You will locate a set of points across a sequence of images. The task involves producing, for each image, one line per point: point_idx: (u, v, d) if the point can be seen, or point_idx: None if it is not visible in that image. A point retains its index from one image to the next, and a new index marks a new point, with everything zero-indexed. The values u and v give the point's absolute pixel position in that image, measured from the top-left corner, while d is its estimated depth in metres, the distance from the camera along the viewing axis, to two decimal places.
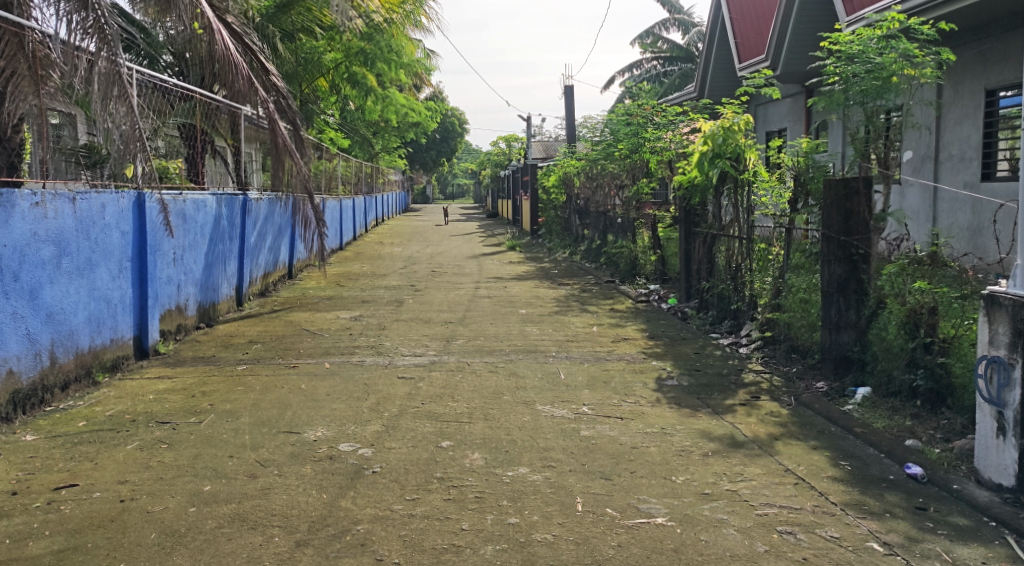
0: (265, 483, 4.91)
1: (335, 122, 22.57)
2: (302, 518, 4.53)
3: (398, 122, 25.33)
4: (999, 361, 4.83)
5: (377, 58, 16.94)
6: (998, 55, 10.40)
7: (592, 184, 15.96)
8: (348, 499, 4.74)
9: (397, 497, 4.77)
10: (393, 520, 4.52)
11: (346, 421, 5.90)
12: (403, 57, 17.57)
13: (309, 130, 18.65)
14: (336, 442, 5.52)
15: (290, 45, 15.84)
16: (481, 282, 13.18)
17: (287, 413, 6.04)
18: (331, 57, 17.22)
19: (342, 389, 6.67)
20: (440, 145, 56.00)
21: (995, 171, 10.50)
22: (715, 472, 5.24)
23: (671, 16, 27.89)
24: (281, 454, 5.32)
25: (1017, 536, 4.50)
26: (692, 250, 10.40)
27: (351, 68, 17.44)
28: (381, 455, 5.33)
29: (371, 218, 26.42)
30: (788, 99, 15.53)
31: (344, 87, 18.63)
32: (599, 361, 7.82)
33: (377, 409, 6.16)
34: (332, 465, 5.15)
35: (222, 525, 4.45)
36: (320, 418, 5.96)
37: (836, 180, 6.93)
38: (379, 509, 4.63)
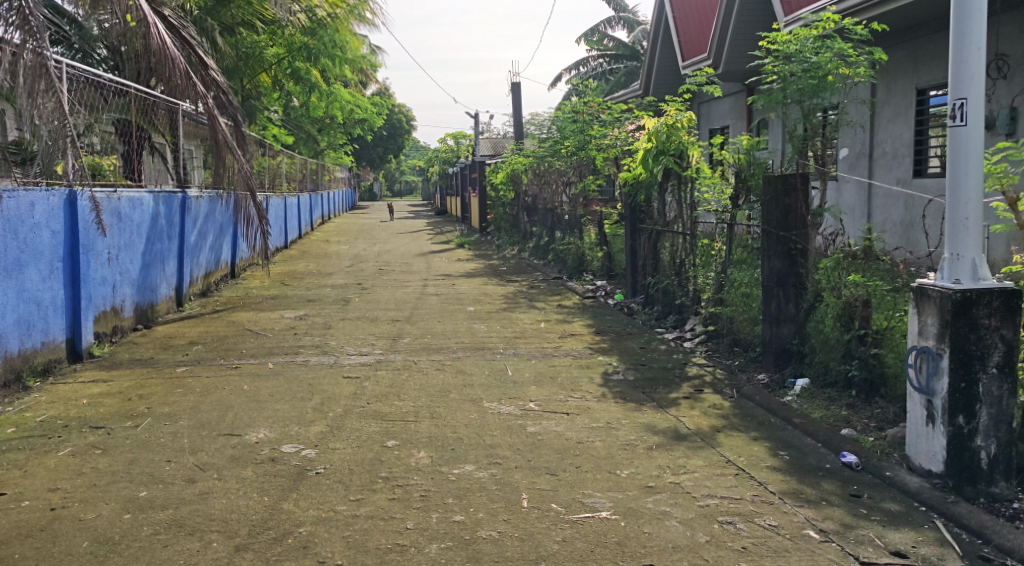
0: (204, 487, 4.87)
1: (277, 118, 22.36)
2: (243, 522, 4.50)
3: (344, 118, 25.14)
4: (929, 352, 4.94)
5: (321, 53, 16.94)
6: (928, 56, 10.68)
7: (539, 180, 16.03)
8: (290, 501, 4.72)
9: (341, 498, 4.76)
10: (337, 522, 4.52)
11: (290, 421, 5.88)
12: (348, 53, 17.41)
13: (251, 125, 18.43)
14: (279, 444, 5.49)
15: (230, 39, 15.57)
16: (429, 279, 13.17)
17: (228, 415, 5.99)
18: (274, 52, 17.16)
19: (286, 389, 6.63)
20: (388, 142, 55.64)
21: (927, 168, 10.80)
22: (658, 464, 5.33)
23: (616, 14, 28.04)
24: (221, 457, 5.27)
25: (946, 520, 4.65)
26: (638, 246, 10.53)
27: (294, 63, 17.61)
28: (325, 455, 5.32)
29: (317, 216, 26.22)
30: (730, 97, 15.80)
31: (287, 83, 18.92)
32: (546, 357, 7.88)
33: (321, 410, 6.13)
34: (275, 467, 5.13)
35: (158, 531, 4.40)
36: (263, 419, 5.92)
37: (775, 176, 7.04)
38: (323, 510, 4.62)
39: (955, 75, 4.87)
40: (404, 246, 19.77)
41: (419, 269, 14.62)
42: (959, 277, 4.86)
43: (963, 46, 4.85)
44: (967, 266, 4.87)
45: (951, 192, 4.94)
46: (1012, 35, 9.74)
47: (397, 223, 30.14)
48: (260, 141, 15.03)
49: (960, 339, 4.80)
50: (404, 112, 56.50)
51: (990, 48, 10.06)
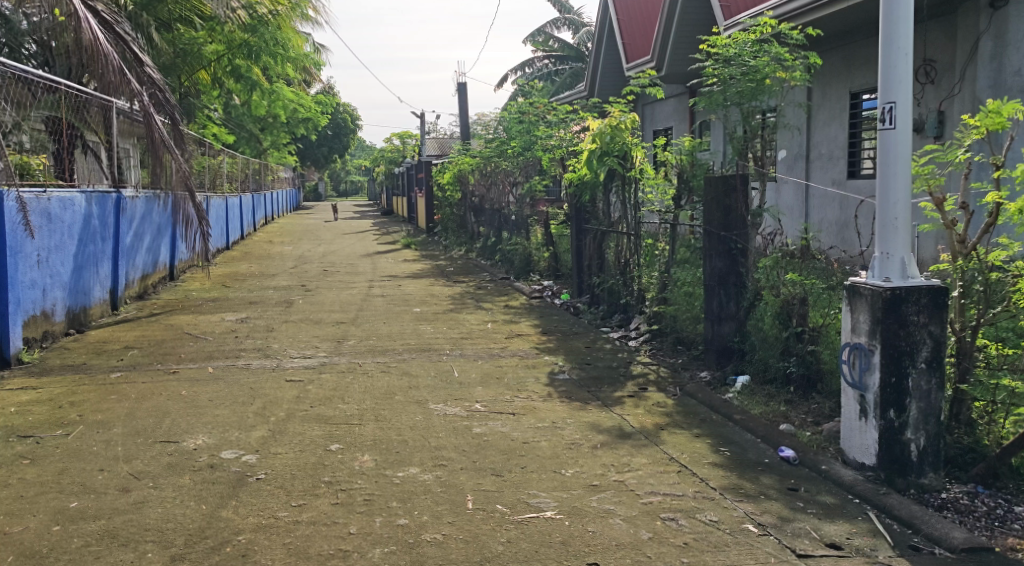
0: (139, 496, 4.80)
1: (218, 116, 22.07)
2: (179, 531, 4.45)
3: (287, 116, 24.85)
4: (861, 348, 5.07)
5: (262, 51, 16.39)
6: (860, 60, 10.94)
7: (485, 181, 16.05)
8: (229, 508, 4.68)
9: (283, 504, 4.73)
10: (278, 528, 4.49)
11: (230, 427, 5.82)
12: (290, 51, 17.22)
13: (189, 124, 18.11)
14: (218, 450, 5.43)
15: (167, 35, 15.32)
16: (375, 280, 13.12)
17: (164, 422, 5.91)
18: (213, 49, 16.83)
19: (226, 394, 6.56)
20: (333, 141, 55.15)
21: (861, 169, 11.08)
22: (603, 463, 5.40)
23: (561, 15, 28.21)
24: (157, 465, 5.20)
25: (879, 511, 4.76)
26: (583, 246, 10.62)
27: (234, 61, 17.23)
28: (266, 461, 5.28)
29: (260, 217, 25.90)
30: (672, 99, 16.03)
31: (227, 81, 18.59)
32: (492, 358, 7.91)
33: (262, 414, 6.09)
34: (214, 474, 5.07)
35: (90, 543, 4.34)
36: (202, 425, 5.85)
37: (715, 177, 7.15)
38: (263, 517, 4.60)
39: (885, 79, 5.01)
40: (349, 247, 19.62)
41: (364, 270, 14.54)
42: (889, 275, 4.99)
43: (892, 51, 5.01)
44: (897, 265, 5.00)
45: (881, 193, 5.08)
46: (939, 42, 10.06)
47: (342, 224, 29.94)
48: (199, 141, 14.79)
49: (890, 335, 4.92)
50: (349, 112, 56.06)
51: (919, 54, 10.38)
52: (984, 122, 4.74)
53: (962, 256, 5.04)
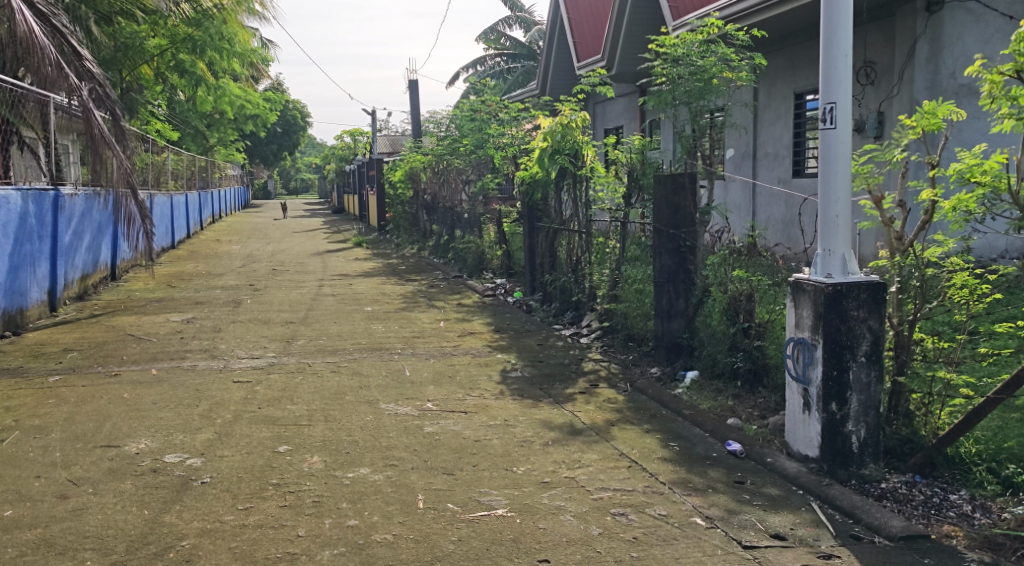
0: (78, 503, 4.73)
1: (162, 111, 21.73)
2: (120, 538, 4.39)
3: (235, 112, 24.52)
4: (804, 342, 5.18)
5: (206, 45, 16.50)
6: (804, 61, 11.14)
7: (437, 178, 16.02)
8: (173, 513, 4.62)
9: (228, 508, 4.70)
10: (224, 532, 4.45)
11: (174, 430, 5.75)
12: (236, 46, 17.02)
13: (131, 120, 17.79)
14: (161, 454, 5.37)
15: (107, 28, 14.99)
16: (325, 279, 13.03)
17: (105, 426, 5.81)
18: (155, 43, 16.56)
19: (169, 396, 6.48)
20: (282, 139, 54.56)
21: (806, 168, 11.31)
22: (554, 460, 5.44)
23: (513, 14, 28.23)
24: (97, 470, 5.12)
25: (821, 502, 4.86)
26: (535, 244, 10.68)
27: (177, 55, 16.94)
28: (212, 464, 5.23)
29: (207, 215, 25.52)
30: (623, 98, 16.16)
31: (171, 76, 18.29)
32: (444, 357, 7.91)
33: (208, 416, 6.03)
34: (157, 479, 5.01)
35: (26, 552, 4.25)
36: (145, 428, 5.78)
37: (664, 176, 7.21)
38: (208, 521, 4.55)
39: (827, 80, 5.12)
40: (298, 245, 19.43)
41: (315, 269, 14.42)
42: (831, 271, 5.10)
43: (832, 52, 5.11)
44: (838, 261, 5.12)
45: (823, 191, 5.19)
46: (878, 44, 10.29)
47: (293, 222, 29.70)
48: (141, 138, 14.53)
49: (831, 330, 5.03)
50: (299, 109, 55.51)
51: (859, 56, 10.60)
52: (920, 122, 4.85)
53: (900, 253, 5.20)
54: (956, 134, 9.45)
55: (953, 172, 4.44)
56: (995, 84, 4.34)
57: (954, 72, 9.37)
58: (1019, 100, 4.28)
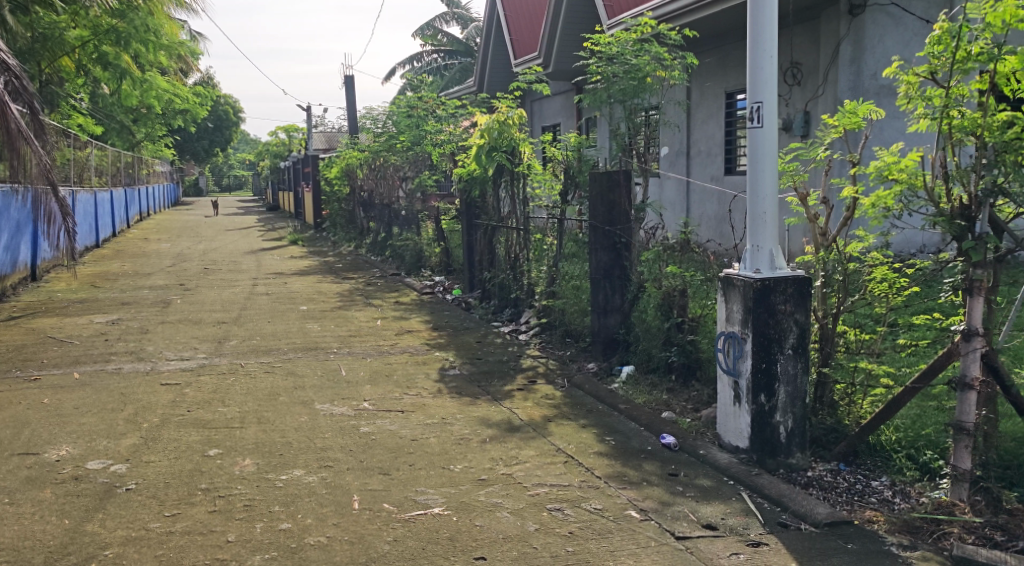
0: None
1: (85, 105, 21.12)
2: (39, 548, 4.29)
3: (162, 107, 23.96)
4: (734, 337, 5.29)
5: (131, 38, 16.10)
6: (735, 61, 11.36)
7: (374, 175, 15.93)
8: (95, 522, 4.53)
9: (155, 514, 4.62)
10: (150, 540, 4.37)
11: (98, 436, 5.63)
12: (162, 38, 16.62)
13: (51, 113, 17.25)
14: (84, 461, 5.25)
15: (24, 19, 14.48)
16: (259, 278, 12.85)
17: (24, 433, 5.66)
18: (76, 35, 16.06)
19: (93, 400, 6.34)
20: (213, 135, 53.56)
21: (737, 166, 11.54)
22: (491, 457, 5.48)
23: (449, 10, 28.15)
24: (15, 479, 4.99)
25: (751, 491, 4.98)
26: (474, 241, 10.70)
27: (100, 47, 16.47)
28: (137, 470, 5.14)
29: (134, 212, 24.94)
30: (560, 96, 16.28)
31: (93, 69, 17.76)
32: (381, 355, 7.88)
33: (134, 421, 5.91)
34: (78, 486, 4.91)
35: None
36: (66, 435, 5.64)
37: (599, 173, 7.27)
38: (133, 529, 4.47)
39: (753, 80, 5.23)
40: (229, 243, 19.12)
41: (248, 268, 14.22)
42: (759, 267, 5.22)
43: (758, 53, 5.23)
44: (765, 257, 5.23)
45: (751, 189, 5.31)
46: (803, 44, 10.56)
47: (225, 220, 29.20)
48: (61, 133, 14.11)
49: (759, 324, 5.14)
50: (231, 105, 54.54)
51: (786, 56, 10.84)
52: (842, 121, 4.98)
53: (824, 248, 5.35)
54: (876, 133, 9.76)
55: (873, 169, 4.58)
56: (911, 85, 4.51)
57: (875, 73, 9.66)
58: (933, 100, 4.45)
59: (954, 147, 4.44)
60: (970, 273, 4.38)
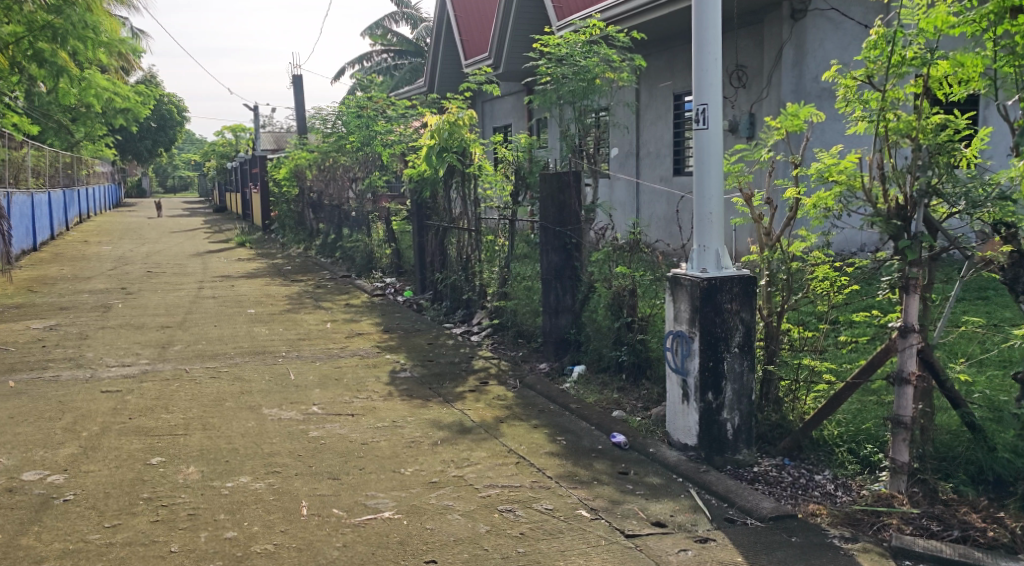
0: None
1: (20, 104, 20.57)
2: None
3: (102, 106, 23.46)
4: (682, 335, 5.35)
5: (68, 34, 15.67)
6: (682, 63, 11.51)
7: (324, 176, 15.80)
8: (31, 535, 4.44)
9: (94, 526, 4.54)
10: (88, 552, 4.30)
11: (35, 446, 5.52)
12: (101, 35, 16.26)
13: None
14: (19, 472, 5.14)
15: None
16: (205, 281, 12.68)
17: None
18: (10, 31, 15.64)
19: (31, 409, 6.20)
20: (157, 134, 52.63)
21: (685, 167, 11.69)
22: (442, 459, 5.48)
23: (399, 10, 28.03)
24: None
25: (699, 488, 5.05)
26: (425, 242, 10.68)
27: (36, 44, 16.07)
28: (76, 480, 5.05)
29: (73, 214, 24.40)
30: (510, 97, 16.32)
31: (28, 66, 17.31)
32: (331, 359, 7.84)
33: (73, 429, 5.81)
34: (14, 499, 4.81)
35: None
36: (1, 446, 5.52)
37: (549, 174, 7.31)
38: (71, 541, 4.39)
39: (699, 82, 5.30)
40: (173, 245, 18.80)
41: (193, 271, 14.01)
42: (706, 267, 5.28)
43: (703, 55, 5.30)
44: (712, 257, 5.30)
45: (697, 189, 5.38)
46: (749, 48, 10.72)
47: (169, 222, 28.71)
48: None
49: (706, 322, 5.21)
50: (175, 104, 53.64)
51: (732, 58, 11.00)
52: (784, 123, 5.09)
53: (768, 248, 5.44)
54: (818, 134, 9.95)
55: (814, 170, 4.68)
56: (849, 88, 4.65)
57: (817, 76, 9.83)
58: (870, 103, 4.58)
59: (891, 148, 4.56)
60: (906, 271, 4.48)
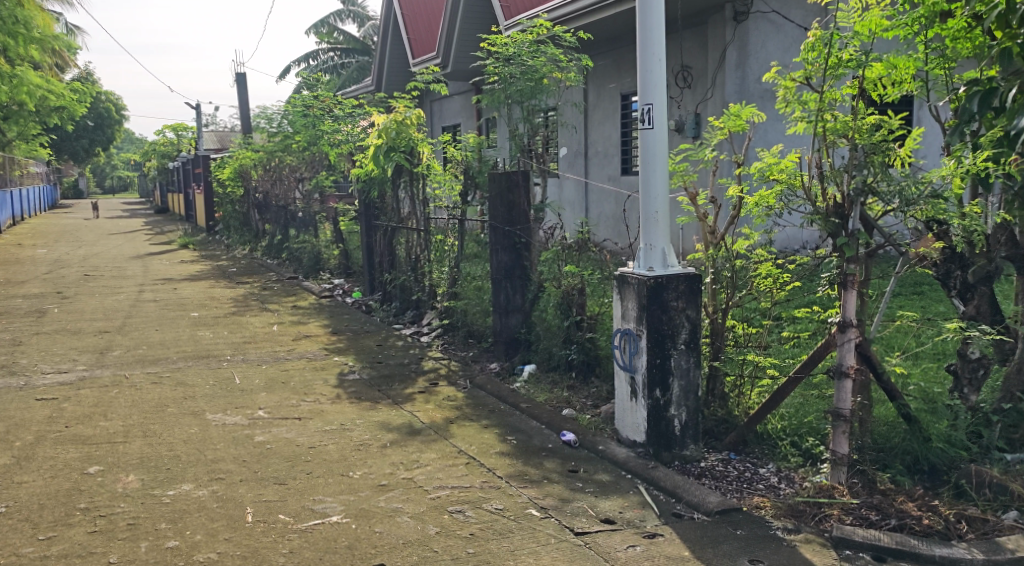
0: None
1: None
2: None
3: (36, 104, 22.87)
4: (630, 333, 5.39)
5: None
6: (629, 64, 11.61)
7: (269, 176, 15.60)
8: None
9: (28, 538, 4.43)
10: None
11: None
12: (34, 31, 15.86)
13: None
14: None
15: None
16: (146, 284, 12.43)
17: None
18: None
19: None
20: (94, 133, 51.45)
21: (632, 167, 11.81)
22: (392, 462, 5.45)
23: (345, 8, 27.84)
24: None
25: (647, 484, 5.09)
26: (374, 243, 10.61)
27: None
28: (9, 492, 4.93)
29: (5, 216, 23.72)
30: (459, 96, 16.31)
31: None
32: (277, 362, 7.75)
33: (5, 439, 5.66)
34: None
35: None
36: None
37: (498, 174, 7.31)
38: (4, 555, 4.27)
39: (643, 82, 5.34)
40: (113, 248, 18.40)
41: (133, 274, 13.73)
42: (653, 265, 5.32)
43: (648, 56, 5.34)
44: (658, 255, 5.34)
45: (643, 189, 5.42)
46: (693, 49, 10.85)
47: (107, 223, 28.07)
48: None
49: (653, 320, 5.26)
50: (113, 103, 52.50)
51: (676, 58, 11.12)
52: (727, 123, 5.16)
53: (713, 246, 5.52)
54: (760, 134, 10.14)
55: (756, 169, 4.75)
56: (789, 89, 4.73)
57: (759, 77, 10.06)
58: (809, 104, 4.68)
59: (829, 148, 4.65)
60: (844, 268, 4.58)
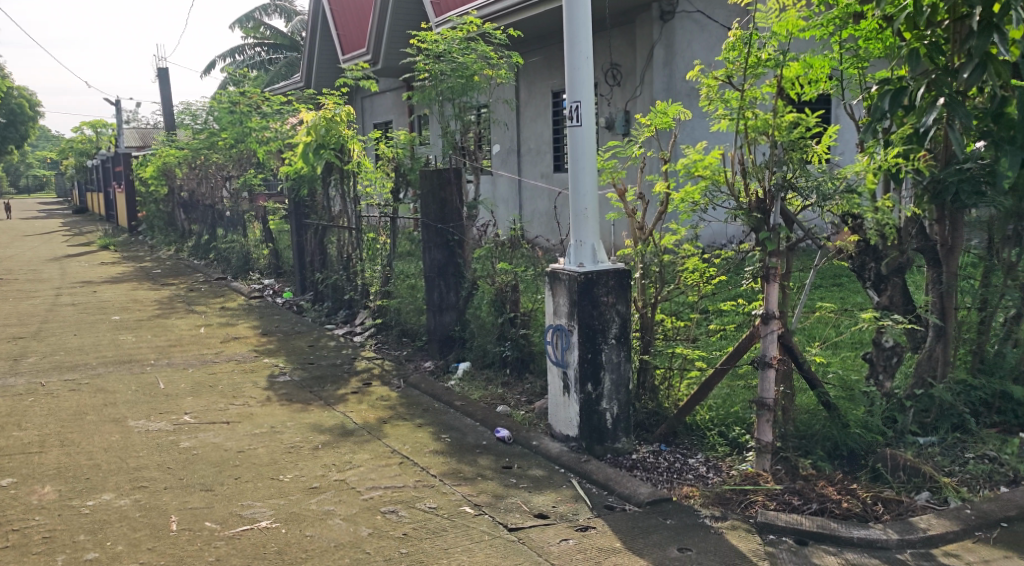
0: None
1: None
2: None
3: None
4: (562, 329, 5.43)
5: None
6: (560, 61, 11.67)
7: (195, 175, 15.28)
8: None
9: None
10: None
11: None
12: None
13: None
14: None
15: None
16: (64, 288, 12.07)
17: None
18: None
19: None
20: (8, 132, 49.67)
21: (564, 163, 11.89)
22: (323, 464, 5.39)
23: (272, 2, 27.41)
24: None
25: (580, 478, 5.14)
26: (304, 242, 10.47)
27: None
28: None
29: None
30: (389, 93, 16.21)
31: None
32: (204, 365, 7.60)
33: None
34: None
35: None
36: None
37: (429, 171, 7.25)
38: None
39: (571, 80, 5.37)
40: (29, 250, 17.79)
41: (51, 277, 13.31)
42: (583, 261, 5.36)
43: (575, 54, 5.37)
44: (588, 251, 5.38)
45: (572, 185, 5.45)
46: (621, 47, 10.98)
47: (23, 224, 27.11)
48: None
49: (584, 316, 5.30)
50: (27, 100, 50.73)
51: (605, 56, 11.23)
52: (654, 120, 5.22)
53: (642, 241, 5.58)
54: (687, 131, 10.32)
55: (681, 165, 4.82)
56: (711, 87, 4.82)
57: (685, 76, 10.22)
58: (731, 102, 4.77)
59: (751, 145, 4.74)
60: (766, 261, 4.68)
